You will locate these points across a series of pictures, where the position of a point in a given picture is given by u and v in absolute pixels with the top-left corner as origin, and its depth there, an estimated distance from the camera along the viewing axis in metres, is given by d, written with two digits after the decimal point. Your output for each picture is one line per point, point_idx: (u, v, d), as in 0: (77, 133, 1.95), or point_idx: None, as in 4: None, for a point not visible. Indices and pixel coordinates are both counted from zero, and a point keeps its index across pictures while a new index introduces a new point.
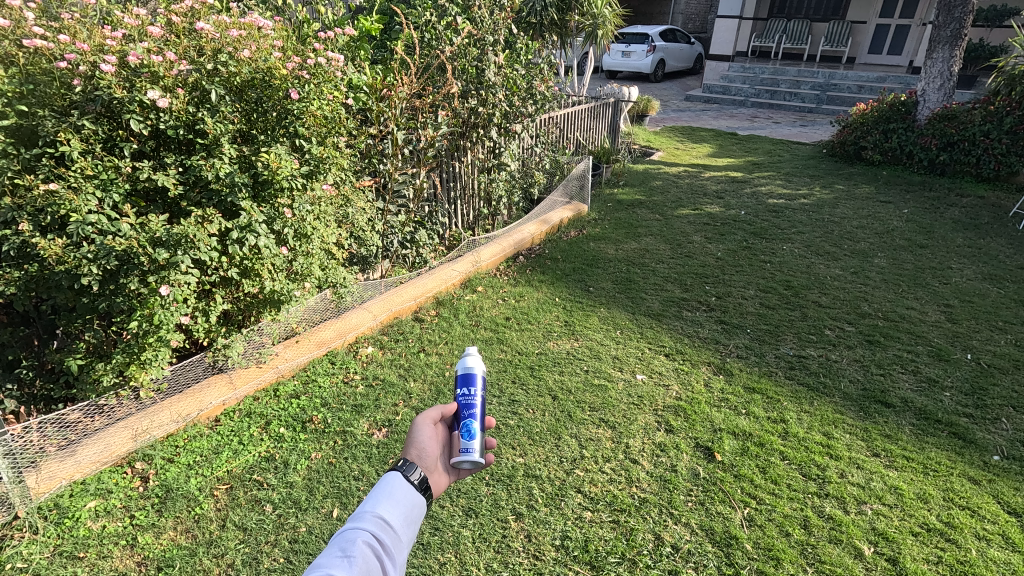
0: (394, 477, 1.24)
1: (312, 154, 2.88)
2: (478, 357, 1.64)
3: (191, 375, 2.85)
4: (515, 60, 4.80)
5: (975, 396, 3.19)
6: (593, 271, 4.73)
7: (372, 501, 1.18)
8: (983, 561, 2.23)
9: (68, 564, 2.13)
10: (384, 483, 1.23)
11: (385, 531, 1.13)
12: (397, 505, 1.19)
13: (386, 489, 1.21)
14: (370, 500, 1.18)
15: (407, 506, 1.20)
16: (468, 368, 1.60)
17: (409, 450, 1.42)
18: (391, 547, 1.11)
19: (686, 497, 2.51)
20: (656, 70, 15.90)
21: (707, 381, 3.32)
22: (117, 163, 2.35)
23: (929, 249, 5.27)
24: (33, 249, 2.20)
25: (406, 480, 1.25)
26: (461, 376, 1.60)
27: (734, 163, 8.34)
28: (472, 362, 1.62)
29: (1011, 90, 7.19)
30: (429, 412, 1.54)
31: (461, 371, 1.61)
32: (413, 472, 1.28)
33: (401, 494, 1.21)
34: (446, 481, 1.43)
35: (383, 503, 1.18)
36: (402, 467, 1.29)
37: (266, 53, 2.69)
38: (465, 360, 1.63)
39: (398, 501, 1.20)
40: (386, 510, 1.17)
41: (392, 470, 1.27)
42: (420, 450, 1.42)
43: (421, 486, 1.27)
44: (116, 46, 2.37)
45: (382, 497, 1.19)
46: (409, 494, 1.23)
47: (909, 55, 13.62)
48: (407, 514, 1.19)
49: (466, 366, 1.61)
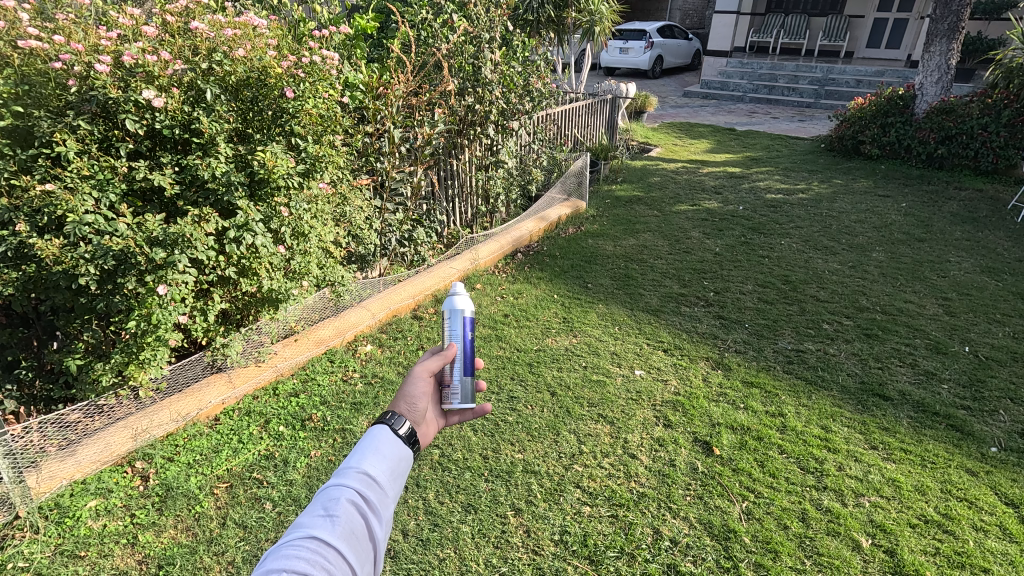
0: (381, 431, 1.19)
1: (308, 153, 2.88)
2: (465, 298, 1.67)
3: (190, 374, 2.86)
4: (512, 58, 4.85)
5: (973, 388, 3.20)
6: (592, 267, 4.74)
7: (357, 455, 1.14)
8: (980, 552, 2.24)
9: (68, 563, 2.14)
10: (371, 437, 1.17)
11: (370, 488, 1.09)
12: (383, 460, 1.14)
13: (372, 443, 1.16)
14: (355, 454, 1.14)
15: (393, 461, 1.15)
16: (457, 311, 1.63)
17: (398, 402, 1.36)
18: (376, 504, 1.07)
19: (685, 492, 2.52)
20: (654, 66, 15.88)
21: (705, 375, 3.33)
22: (114, 164, 2.35)
23: (928, 242, 5.27)
24: (30, 249, 2.21)
25: (394, 433, 1.20)
26: (451, 317, 1.63)
27: (732, 159, 8.34)
28: (459, 302, 1.65)
29: (1009, 82, 7.20)
30: (426, 364, 1.48)
31: (449, 313, 1.62)
32: (400, 426, 1.23)
33: (388, 448, 1.16)
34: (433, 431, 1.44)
35: (369, 458, 1.13)
36: (387, 419, 1.23)
37: (260, 52, 2.69)
38: (455, 301, 1.64)
39: (384, 455, 1.15)
40: (371, 465, 1.12)
41: (378, 423, 1.21)
42: (412, 402, 1.37)
43: (408, 438, 1.23)
44: (111, 46, 2.38)
45: (368, 451, 1.14)
46: (395, 448, 1.18)
47: (908, 49, 13.56)
48: (393, 468, 1.15)
49: (454, 309, 1.63)
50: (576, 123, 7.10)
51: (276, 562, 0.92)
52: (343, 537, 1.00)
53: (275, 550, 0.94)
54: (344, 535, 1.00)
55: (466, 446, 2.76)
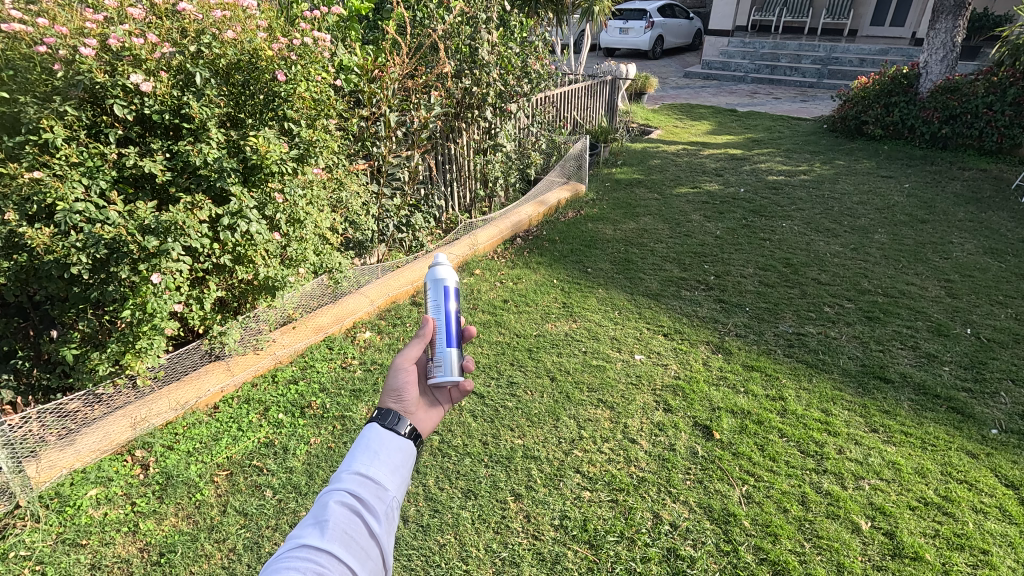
0: (375, 429, 1.17)
1: (301, 137, 2.84)
2: (448, 268, 1.65)
3: (189, 363, 2.84)
4: (509, 38, 4.76)
5: (974, 370, 3.19)
6: (591, 252, 4.69)
7: (352, 457, 1.12)
8: (980, 533, 2.24)
9: (70, 551, 2.15)
10: (366, 435, 1.16)
11: (365, 487, 1.07)
12: (378, 456, 1.13)
13: (367, 443, 1.14)
14: (350, 456, 1.12)
15: (389, 455, 1.14)
16: (441, 280, 1.61)
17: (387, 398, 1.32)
18: (372, 501, 1.05)
19: (685, 476, 2.51)
20: (654, 46, 15.72)
21: (706, 359, 3.32)
22: (103, 150, 2.32)
23: (930, 223, 5.22)
24: (20, 238, 2.17)
25: (390, 429, 1.18)
26: (434, 287, 1.60)
27: (733, 140, 8.25)
28: (443, 273, 1.63)
29: (1016, 60, 6.96)
30: (408, 352, 1.40)
31: (433, 284, 1.60)
32: (401, 424, 1.20)
33: (383, 444, 1.15)
34: (430, 420, 1.36)
35: (363, 457, 1.11)
36: (386, 418, 1.21)
37: (251, 35, 2.65)
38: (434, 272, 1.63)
39: (379, 452, 1.13)
40: (366, 464, 1.10)
41: (373, 422, 1.19)
42: (400, 396, 1.33)
43: (408, 433, 1.20)
44: (96, 28, 2.30)
45: (362, 452, 1.12)
46: (391, 442, 1.16)
47: (912, 27, 13.32)
48: (392, 462, 1.13)
49: (438, 278, 1.61)
50: (576, 105, 7.04)
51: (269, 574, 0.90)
52: (338, 539, 0.98)
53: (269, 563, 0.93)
54: (339, 538, 0.98)
55: (465, 432, 2.75)
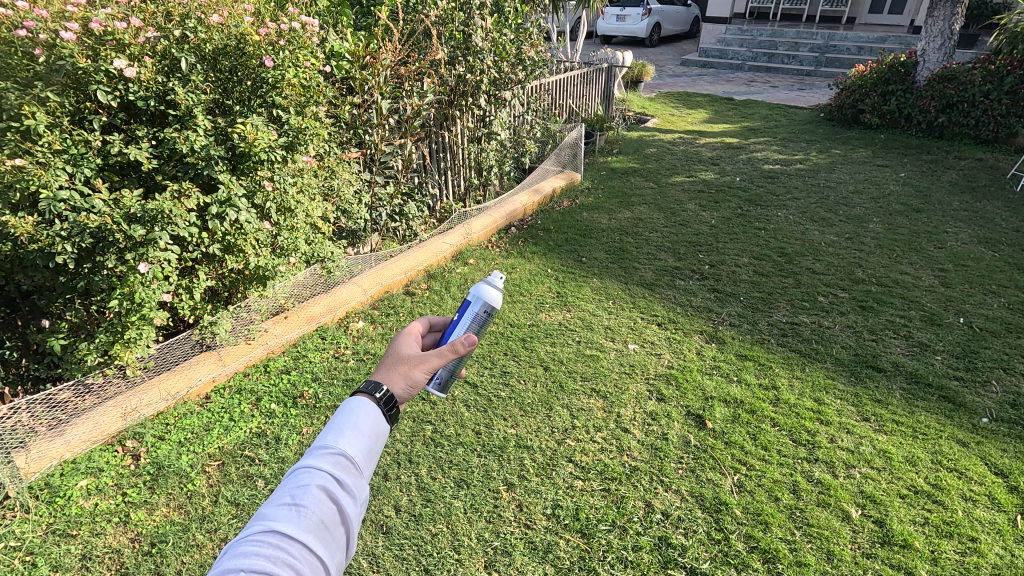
0: (361, 404, 1.12)
1: (290, 125, 2.80)
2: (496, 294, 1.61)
3: (178, 354, 2.78)
4: (503, 25, 4.68)
5: (966, 359, 3.20)
6: (586, 241, 4.68)
7: (334, 432, 1.07)
8: (969, 521, 2.25)
9: (61, 542, 2.15)
10: (348, 410, 1.11)
11: (344, 471, 1.03)
12: (361, 437, 1.08)
13: (351, 420, 1.09)
14: (332, 431, 1.07)
15: (372, 438, 1.09)
16: (483, 303, 1.58)
17: (399, 381, 1.22)
18: (350, 488, 1.01)
19: (677, 465, 2.52)
20: (652, 33, 15.60)
21: (699, 349, 3.32)
22: (86, 137, 2.28)
23: (925, 213, 5.22)
24: (3, 227, 2.13)
25: (375, 408, 1.13)
26: (473, 304, 1.56)
27: (730, 129, 8.21)
28: (489, 297, 1.59)
29: (1013, 48, 6.93)
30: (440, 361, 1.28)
31: (476, 301, 1.56)
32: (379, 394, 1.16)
33: (367, 424, 1.10)
34: None
35: (345, 437, 1.06)
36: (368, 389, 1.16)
37: (238, 19, 2.60)
38: (484, 293, 1.57)
39: (362, 433, 1.08)
40: (348, 444, 1.06)
41: (358, 396, 1.14)
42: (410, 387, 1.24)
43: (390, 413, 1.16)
44: (77, 12, 2.24)
45: (345, 429, 1.08)
46: (375, 424, 1.11)
47: (910, 14, 13.25)
48: (372, 446, 1.09)
49: (482, 300, 1.57)
50: (571, 93, 6.98)
51: (236, 559, 0.84)
52: (312, 528, 0.92)
53: (233, 545, 0.86)
54: (312, 527, 0.93)
55: (458, 422, 2.75)
